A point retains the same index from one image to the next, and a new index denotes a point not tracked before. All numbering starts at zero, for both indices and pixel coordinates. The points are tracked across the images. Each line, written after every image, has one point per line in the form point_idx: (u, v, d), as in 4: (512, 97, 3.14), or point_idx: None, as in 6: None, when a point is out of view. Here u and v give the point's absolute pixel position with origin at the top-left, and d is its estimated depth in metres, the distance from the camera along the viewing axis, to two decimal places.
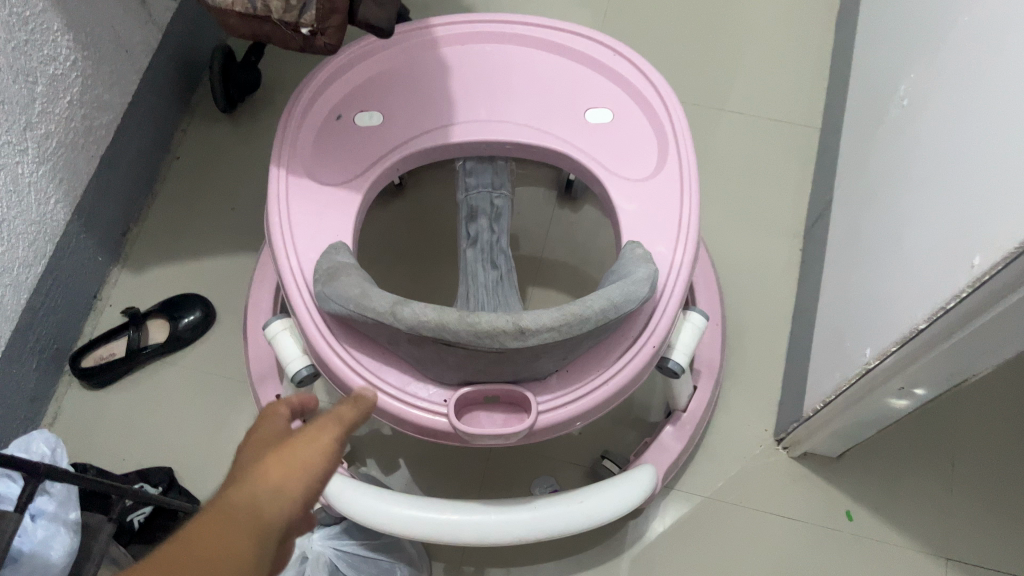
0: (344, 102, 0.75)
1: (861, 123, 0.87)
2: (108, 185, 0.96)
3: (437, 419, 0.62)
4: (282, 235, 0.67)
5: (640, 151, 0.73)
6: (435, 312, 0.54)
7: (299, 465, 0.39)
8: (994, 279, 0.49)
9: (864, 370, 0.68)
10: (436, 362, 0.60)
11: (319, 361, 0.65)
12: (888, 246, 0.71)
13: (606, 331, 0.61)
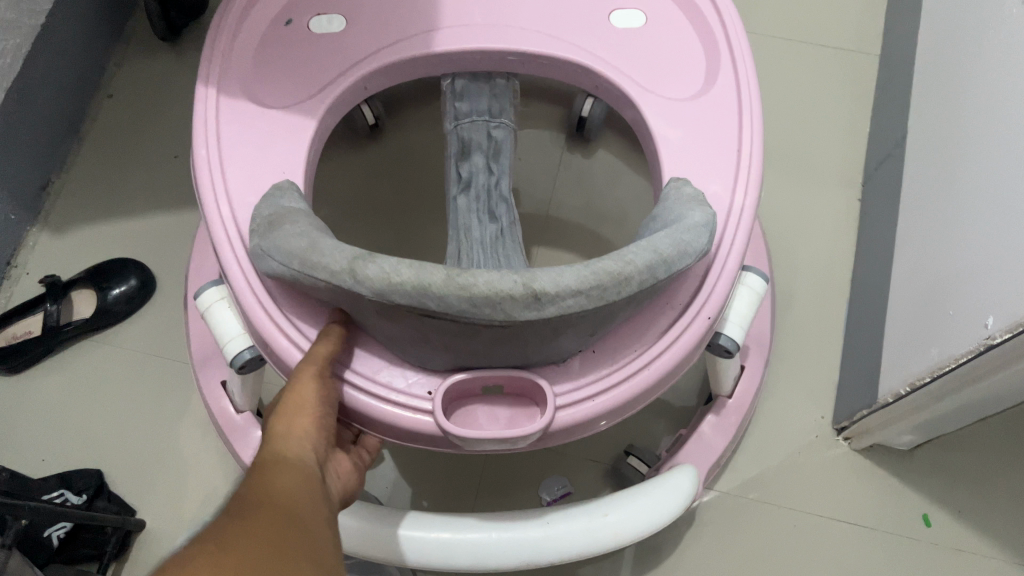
0: (296, 2, 0.57)
1: (955, 38, 0.71)
2: (21, 128, 0.79)
3: (418, 418, 0.46)
4: (210, 174, 0.50)
5: (684, 64, 0.56)
6: (412, 268, 0.37)
7: (304, 415, 0.42)
8: (1000, 346, 0.50)
9: (982, 348, 0.51)
10: (418, 342, 0.43)
11: (260, 340, 0.49)
12: (1010, 181, 0.55)
13: (653, 295, 0.44)
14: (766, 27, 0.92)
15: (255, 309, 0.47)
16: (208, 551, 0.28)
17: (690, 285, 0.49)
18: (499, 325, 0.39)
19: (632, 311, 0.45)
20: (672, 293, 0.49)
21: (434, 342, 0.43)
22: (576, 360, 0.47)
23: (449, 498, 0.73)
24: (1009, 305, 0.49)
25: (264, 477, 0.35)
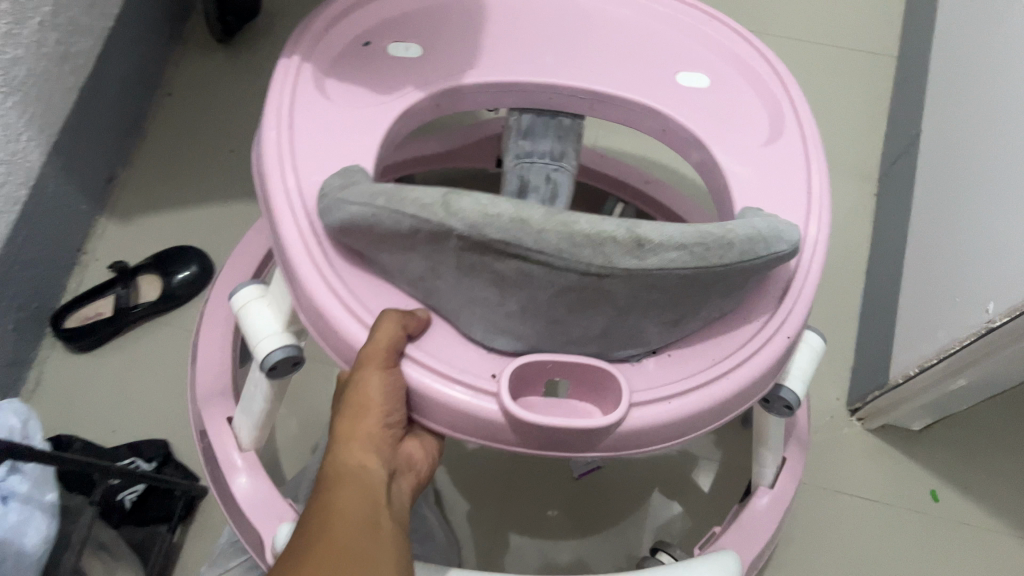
0: (374, 30, 0.62)
1: (965, 45, 0.75)
2: (91, 123, 0.85)
3: (483, 400, 0.45)
4: (280, 162, 0.52)
5: (749, 117, 0.61)
6: (512, 207, 0.40)
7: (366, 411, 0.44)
8: (1004, 326, 0.54)
9: (984, 331, 0.56)
10: (488, 300, 0.45)
11: (307, 311, 0.49)
12: (1010, 179, 0.59)
13: (735, 282, 0.46)
14: (788, 29, 0.96)
15: (313, 280, 0.48)
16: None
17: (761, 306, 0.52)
18: (593, 276, 0.41)
19: (709, 306, 0.47)
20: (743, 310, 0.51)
21: (511, 301, 0.44)
22: (647, 365, 0.49)
23: (483, 497, 0.80)
24: (1012, 290, 0.54)
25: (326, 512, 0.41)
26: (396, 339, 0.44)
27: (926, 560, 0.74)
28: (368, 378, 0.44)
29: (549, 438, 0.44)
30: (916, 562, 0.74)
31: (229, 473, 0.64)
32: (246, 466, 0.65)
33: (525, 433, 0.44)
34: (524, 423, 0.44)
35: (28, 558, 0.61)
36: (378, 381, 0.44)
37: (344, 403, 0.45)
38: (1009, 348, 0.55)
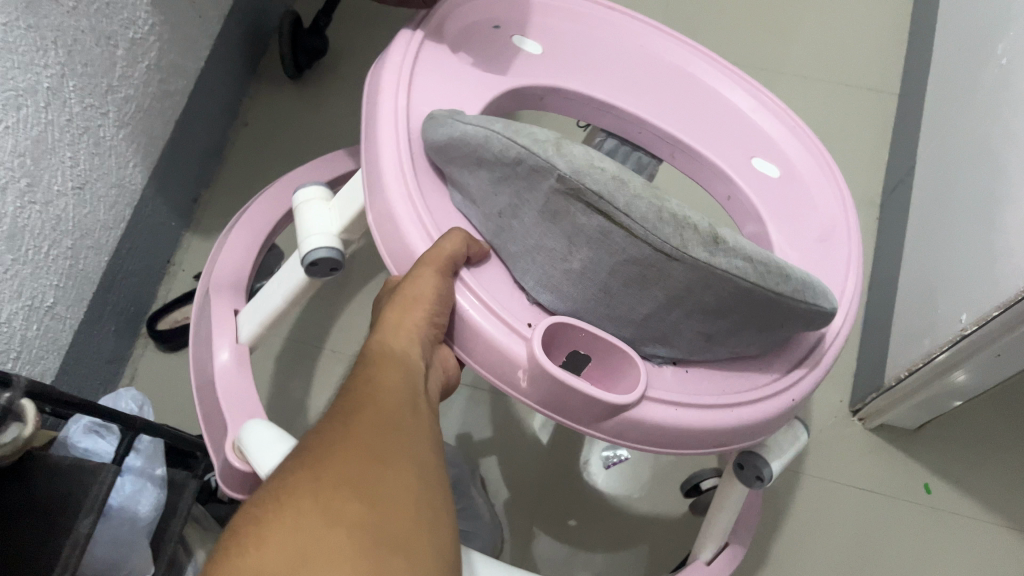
0: (505, 17, 0.67)
1: (951, 89, 0.86)
2: (182, 151, 0.98)
3: (514, 346, 0.48)
4: (391, 89, 0.56)
5: (802, 210, 0.64)
6: (618, 168, 0.44)
7: (416, 306, 0.46)
8: (976, 334, 0.63)
9: (959, 338, 0.65)
10: (557, 251, 0.48)
11: (375, 209, 0.53)
12: (984, 209, 0.69)
13: (763, 326, 0.49)
14: (802, 67, 1.07)
15: (392, 183, 0.52)
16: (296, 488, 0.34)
17: (787, 355, 0.55)
18: (665, 255, 0.44)
19: (745, 334, 0.50)
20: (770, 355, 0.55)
21: (575, 258, 0.47)
22: (668, 371, 0.52)
23: (521, 487, 0.90)
24: (982, 304, 0.63)
25: (367, 386, 0.42)
26: (456, 255, 0.48)
27: (917, 545, 0.83)
28: (422, 275, 0.47)
29: (564, 399, 0.47)
30: (907, 546, 0.83)
31: (216, 343, 0.71)
32: (232, 355, 0.71)
33: (538, 384, 0.47)
34: (542, 371, 0.46)
35: (141, 523, 0.71)
36: (431, 279, 0.47)
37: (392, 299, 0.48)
38: (979, 353, 0.64)
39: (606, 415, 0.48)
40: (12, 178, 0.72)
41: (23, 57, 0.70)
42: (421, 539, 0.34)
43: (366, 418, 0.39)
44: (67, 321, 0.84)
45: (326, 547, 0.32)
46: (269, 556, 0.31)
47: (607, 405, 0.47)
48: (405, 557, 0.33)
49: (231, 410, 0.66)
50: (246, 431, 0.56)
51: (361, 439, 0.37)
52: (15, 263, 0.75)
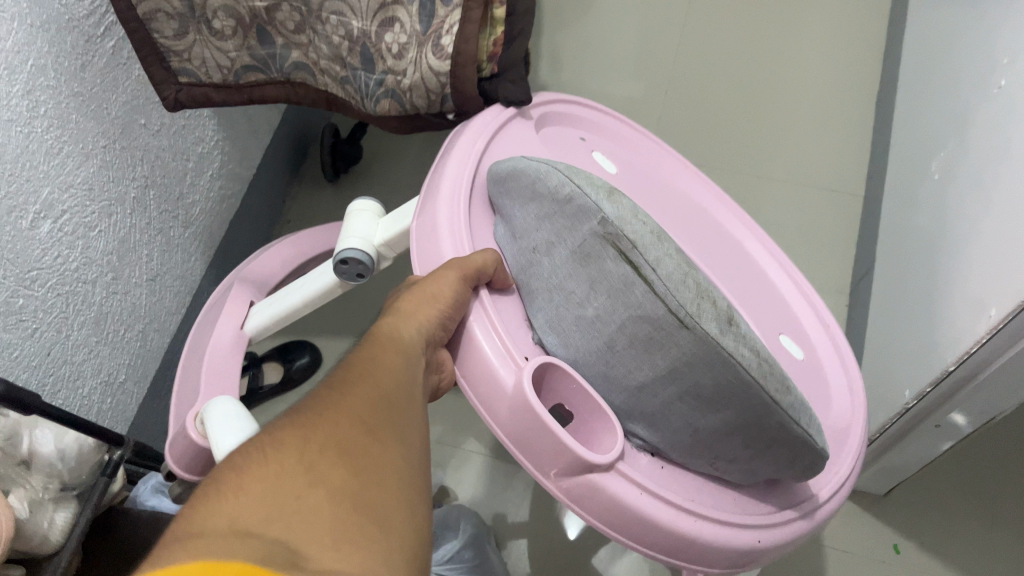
0: (589, 139, 0.79)
1: (900, 195, 0.99)
2: (234, 245, 1.12)
3: (504, 375, 0.50)
4: (470, 143, 0.66)
5: (810, 388, 0.66)
6: (655, 233, 0.47)
7: (431, 300, 0.48)
8: (917, 406, 0.74)
9: (905, 410, 0.77)
10: (578, 296, 0.50)
11: (423, 214, 0.60)
12: (921, 300, 0.81)
13: (754, 457, 0.48)
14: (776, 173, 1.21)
15: (442, 202, 0.59)
16: (272, 445, 0.30)
17: (776, 499, 0.54)
18: (676, 321, 0.43)
19: (733, 450, 0.48)
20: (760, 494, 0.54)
21: (591, 305, 0.49)
22: (644, 459, 0.52)
23: (530, 547, 1.00)
24: (921, 380, 0.74)
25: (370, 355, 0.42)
26: (485, 266, 0.51)
27: None
28: (444, 275, 0.49)
29: (532, 436, 0.48)
30: None
31: (223, 318, 0.81)
32: (236, 337, 0.80)
33: (518, 414, 0.48)
34: (523, 399, 0.48)
35: None
36: (451, 281, 0.49)
37: (411, 290, 0.50)
38: (921, 423, 0.76)
39: (572, 469, 0.48)
40: (101, 273, 0.86)
41: (117, 173, 0.85)
42: (401, 520, 0.30)
43: (357, 393, 0.36)
44: (134, 394, 0.96)
45: (306, 500, 0.27)
46: (244, 499, 0.27)
47: (575, 458, 0.47)
48: (382, 530, 0.28)
49: (210, 384, 0.75)
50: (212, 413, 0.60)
51: (350, 414, 0.34)
52: (98, 344, 0.87)
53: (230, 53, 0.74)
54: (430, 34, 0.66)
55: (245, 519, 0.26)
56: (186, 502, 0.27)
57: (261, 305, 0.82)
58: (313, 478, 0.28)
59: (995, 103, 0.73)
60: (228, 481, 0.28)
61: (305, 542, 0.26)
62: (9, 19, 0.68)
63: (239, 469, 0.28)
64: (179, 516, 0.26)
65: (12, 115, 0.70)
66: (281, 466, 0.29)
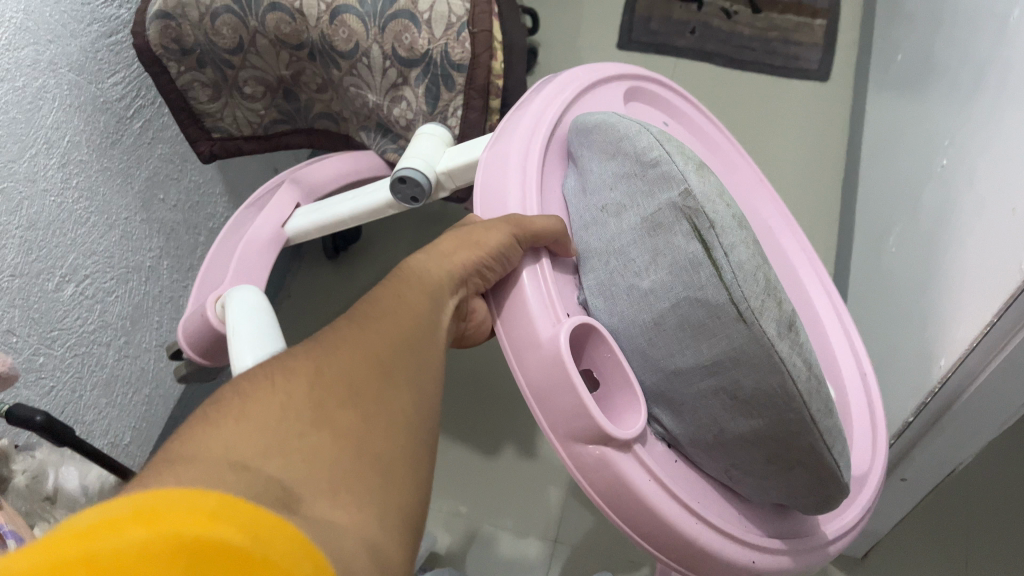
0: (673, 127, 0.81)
1: (863, 269, 1.07)
2: None
3: (542, 329, 0.52)
4: (556, 95, 0.67)
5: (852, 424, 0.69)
6: (732, 220, 0.49)
7: (474, 247, 0.51)
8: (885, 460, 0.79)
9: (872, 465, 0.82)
10: (636, 265, 0.53)
11: (496, 148, 0.63)
12: (883, 359, 0.87)
13: (770, 472, 0.51)
14: None
15: (516, 146, 0.62)
16: (282, 384, 0.34)
17: (781, 531, 0.56)
18: (738, 315, 0.46)
19: (754, 462, 0.51)
20: (766, 521, 0.56)
21: (649, 276, 0.52)
22: (661, 447, 0.55)
23: None
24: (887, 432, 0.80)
25: (394, 293, 0.46)
26: (547, 229, 0.54)
27: None
28: (495, 228, 0.52)
29: (555, 392, 0.50)
30: None
31: (268, 213, 0.77)
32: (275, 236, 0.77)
33: (545, 369, 0.51)
34: (554, 356, 0.50)
35: None
36: (499, 235, 0.52)
37: (455, 236, 0.53)
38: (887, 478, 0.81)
39: (585, 437, 0.50)
40: (115, 337, 0.91)
41: (136, 243, 0.92)
42: (392, 476, 0.33)
43: (373, 349, 0.39)
44: (137, 458, 0.99)
45: (301, 445, 0.31)
46: (248, 432, 0.30)
47: (590, 423, 0.49)
48: (383, 483, 0.32)
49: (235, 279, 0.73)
50: (239, 298, 0.60)
51: (361, 369, 0.37)
52: (108, 406, 0.91)
53: (261, 111, 0.83)
54: (437, 114, 0.75)
55: (244, 454, 0.29)
56: (192, 427, 0.31)
57: (309, 207, 0.79)
58: (318, 417, 0.33)
59: (939, 179, 0.82)
60: (239, 403, 0.32)
61: (300, 482, 0.29)
62: (50, 99, 0.75)
63: (248, 396, 0.32)
64: (184, 440, 0.30)
65: (47, 186, 0.77)
66: (288, 397, 0.33)
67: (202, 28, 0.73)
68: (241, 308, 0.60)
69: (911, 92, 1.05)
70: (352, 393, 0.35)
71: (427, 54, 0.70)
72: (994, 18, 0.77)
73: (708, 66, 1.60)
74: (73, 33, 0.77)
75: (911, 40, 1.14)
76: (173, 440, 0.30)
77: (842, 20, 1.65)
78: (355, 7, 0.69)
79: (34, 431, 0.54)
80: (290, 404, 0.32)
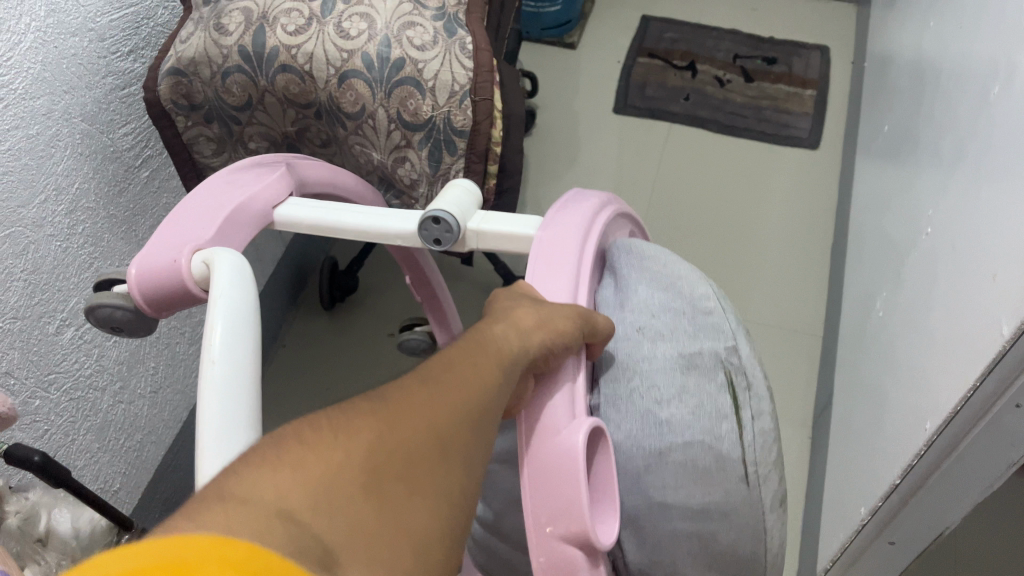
0: None
1: (852, 332, 1.09)
2: None
3: (562, 419, 0.48)
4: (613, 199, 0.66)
5: None
6: (749, 388, 0.60)
7: (553, 328, 0.48)
8: (872, 520, 0.80)
9: (861, 526, 0.83)
10: (659, 394, 0.56)
11: (561, 217, 0.59)
12: (870, 421, 0.89)
13: (727, 559, 0.55)
14: (757, 316, 1.36)
15: (577, 221, 0.58)
16: (343, 440, 0.34)
17: None
18: (746, 481, 0.56)
19: None
20: None
21: (669, 408, 0.55)
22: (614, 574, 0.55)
23: None
24: (874, 494, 0.81)
25: (465, 354, 0.44)
26: (608, 330, 0.54)
27: None
28: (566, 313, 0.50)
29: (557, 485, 0.46)
30: None
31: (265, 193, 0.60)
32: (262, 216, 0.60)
33: (551, 460, 0.47)
34: (566, 450, 0.46)
35: None
36: (571, 322, 0.50)
37: (525, 307, 0.50)
38: (872, 540, 0.82)
39: (570, 540, 0.46)
40: (111, 381, 0.91)
41: None
42: (425, 553, 0.33)
43: (435, 415, 0.38)
44: (126, 505, 0.99)
45: (345, 505, 0.32)
46: (297, 481, 0.31)
47: (581, 528, 0.45)
48: (414, 553, 0.32)
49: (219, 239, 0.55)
50: (225, 263, 0.48)
51: (418, 438, 0.36)
52: (100, 451, 0.91)
53: None
54: (439, 175, 0.77)
55: (293, 504, 0.30)
56: (247, 462, 0.32)
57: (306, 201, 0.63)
58: (368, 482, 0.33)
59: (925, 244, 0.84)
60: (297, 448, 0.33)
61: (335, 539, 0.30)
62: (62, 147, 0.78)
63: (308, 444, 0.34)
64: (238, 476, 0.31)
65: (54, 231, 0.78)
66: (342, 453, 0.33)
67: (213, 87, 0.75)
68: (225, 278, 0.46)
69: (898, 161, 1.08)
70: (407, 457, 0.35)
71: (430, 120, 0.73)
72: (974, 93, 0.81)
73: (702, 131, 1.64)
74: (89, 85, 0.80)
75: (896, 112, 1.18)
76: (229, 469, 0.32)
77: (832, 91, 1.70)
78: (362, 72, 0.71)
79: (31, 471, 0.54)
80: (343, 463, 0.33)
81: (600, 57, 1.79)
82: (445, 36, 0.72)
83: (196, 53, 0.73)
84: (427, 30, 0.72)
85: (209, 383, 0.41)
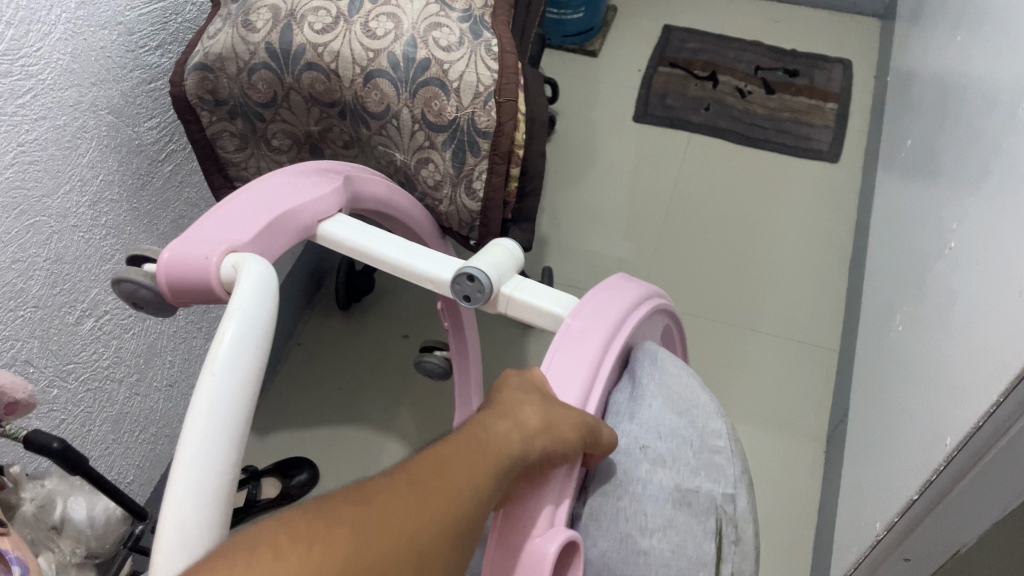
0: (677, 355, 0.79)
1: (870, 344, 1.09)
2: None
3: (540, 519, 0.46)
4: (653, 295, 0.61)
5: None
6: (736, 540, 0.56)
7: (554, 433, 0.44)
8: (887, 534, 0.79)
9: (876, 540, 0.82)
10: (645, 520, 0.52)
11: (594, 311, 0.54)
12: (887, 433, 0.88)
13: None
14: (770, 330, 1.35)
15: (609, 319, 0.54)
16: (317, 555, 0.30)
17: None
18: None
19: None
20: None
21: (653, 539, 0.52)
22: None
23: None
24: (889, 509, 0.80)
25: (460, 451, 0.39)
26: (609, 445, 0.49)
27: None
28: (570, 416, 0.46)
29: None
30: None
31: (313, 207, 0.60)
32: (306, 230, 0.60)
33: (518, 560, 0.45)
34: (535, 557, 0.44)
35: None
36: (573, 428, 0.45)
37: (531, 402, 0.45)
38: (886, 553, 0.81)
39: None
40: (128, 373, 0.92)
41: None
42: None
43: (425, 529, 0.33)
44: (139, 497, 0.99)
45: None
46: None
47: None
48: None
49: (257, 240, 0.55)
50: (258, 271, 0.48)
51: (399, 560, 0.31)
52: (114, 442, 0.92)
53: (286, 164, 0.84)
54: (462, 177, 0.77)
55: None
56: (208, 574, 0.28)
57: (355, 225, 0.62)
58: None
59: (948, 255, 0.84)
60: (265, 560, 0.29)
61: None
62: (88, 139, 0.78)
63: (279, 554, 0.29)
64: None
65: (77, 222, 0.79)
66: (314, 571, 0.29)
67: (239, 84, 0.75)
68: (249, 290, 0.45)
69: (921, 174, 1.08)
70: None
71: (455, 122, 0.73)
72: (1001, 103, 0.80)
73: (722, 142, 1.64)
74: (117, 78, 0.80)
75: (920, 125, 1.18)
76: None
77: (853, 105, 1.69)
78: (388, 72, 0.72)
79: (48, 458, 0.55)
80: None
81: (621, 66, 1.79)
82: (471, 38, 0.73)
83: (224, 48, 0.74)
84: (454, 31, 0.73)
85: (204, 396, 0.39)
